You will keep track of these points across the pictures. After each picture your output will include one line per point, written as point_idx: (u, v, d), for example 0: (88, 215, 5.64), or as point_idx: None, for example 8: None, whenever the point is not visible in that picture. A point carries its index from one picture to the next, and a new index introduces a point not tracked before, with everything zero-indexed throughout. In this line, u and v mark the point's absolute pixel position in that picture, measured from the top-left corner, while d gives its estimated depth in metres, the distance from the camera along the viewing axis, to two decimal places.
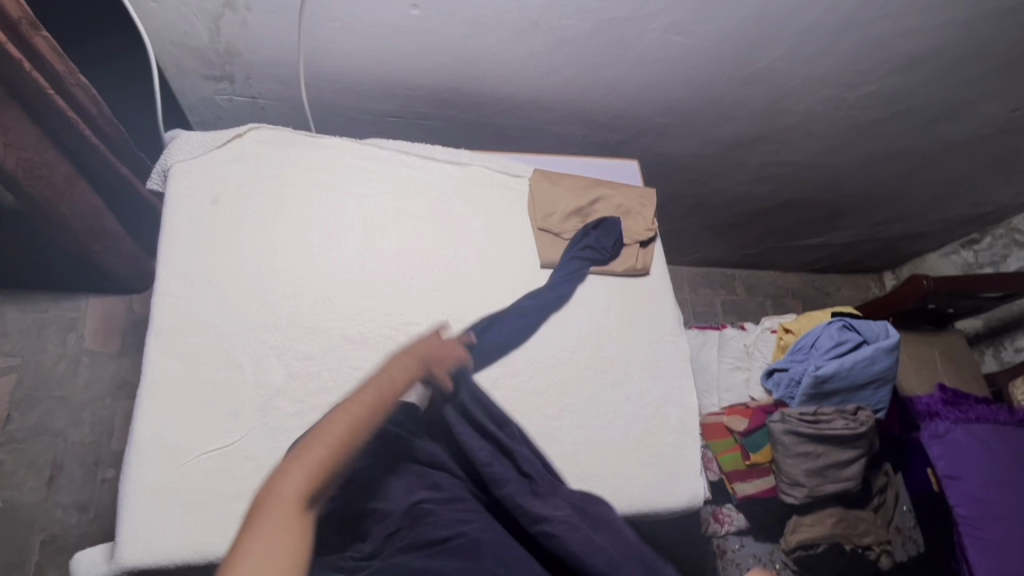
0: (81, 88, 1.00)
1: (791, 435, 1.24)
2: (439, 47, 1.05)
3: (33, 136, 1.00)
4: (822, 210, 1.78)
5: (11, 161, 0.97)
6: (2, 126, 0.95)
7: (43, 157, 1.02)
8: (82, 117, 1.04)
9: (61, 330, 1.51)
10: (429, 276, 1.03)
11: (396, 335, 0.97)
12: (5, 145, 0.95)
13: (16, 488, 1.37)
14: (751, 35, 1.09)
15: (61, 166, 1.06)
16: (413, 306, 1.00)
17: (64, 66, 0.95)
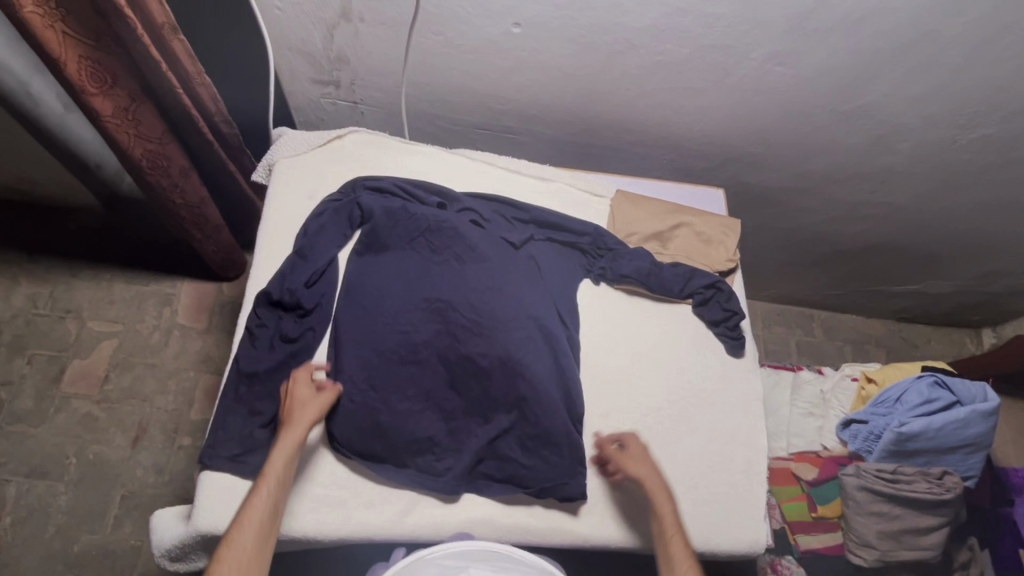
0: (203, 86, 1.08)
1: (866, 491, 1.18)
2: (533, 64, 1.07)
3: (159, 129, 1.11)
4: (915, 256, 1.67)
5: (136, 150, 1.10)
6: (135, 118, 1.07)
7: (165, 149, 1.14)
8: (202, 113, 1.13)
9: (158, 303, 1.74)
10: None
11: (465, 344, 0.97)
12: (133, 136, 1.08)
13: (105, 443, 1.58)
14: (858, 71, 1.05)
15: (179, 159, 1.18)
16: None
17: (193, 67, 1.04)
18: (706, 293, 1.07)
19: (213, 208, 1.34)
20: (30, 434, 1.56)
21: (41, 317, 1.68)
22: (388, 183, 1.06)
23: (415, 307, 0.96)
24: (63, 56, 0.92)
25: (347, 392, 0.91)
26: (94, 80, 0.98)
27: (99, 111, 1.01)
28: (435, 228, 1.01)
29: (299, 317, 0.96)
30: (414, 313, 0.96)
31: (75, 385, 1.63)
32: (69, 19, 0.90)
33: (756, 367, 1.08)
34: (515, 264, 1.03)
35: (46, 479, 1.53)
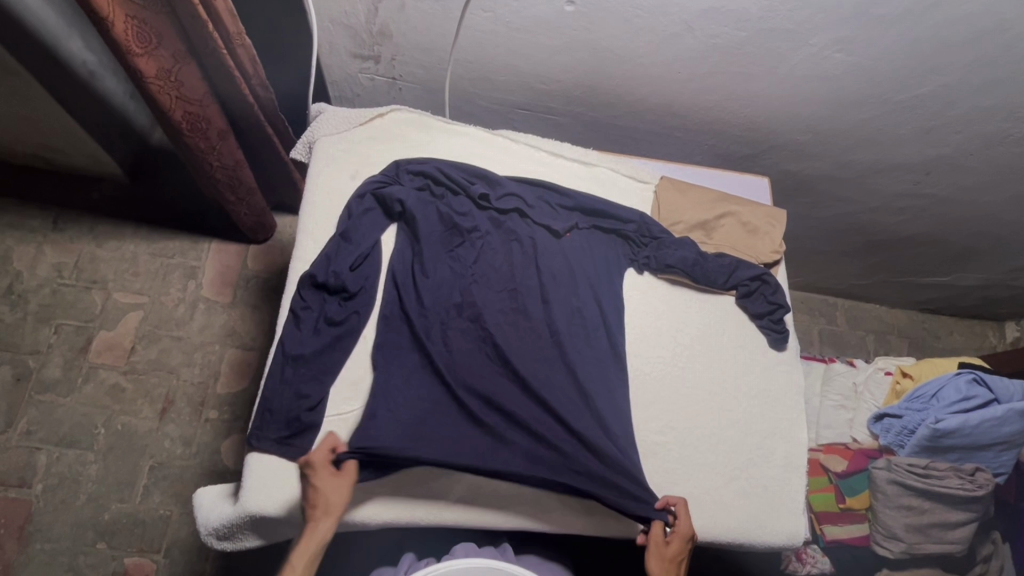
0: (246, 48, 1.05)
1: (895, 485, 1.19)
2: (584, 44, 1.04)
3: (200, 91, 1.09)
4: (949, 249, 1.65)
5: (177, 113, 1.08)
6: (177, 80, 1.04)
7: (206, 111, 1.12)
8: (243, 75, 1.10)
9: (183, 276, 1.73)
10: (547, 275, 1.01)
11: (508, 336, 0.96)
12: (176, 98, 1.05)
13: (133, 414, 1.59)
14: (920, 60, 1.01)
15: (218, 122, 1.16)
16: (532, 307, 0.99)
17: (235, 28, 1.00)
18: (752, 285, 1.06)
19: (248, 171, 1.33)
20: (59, 403, 1.57)
21: (66, 287, 1.67)
22: (430, 167, 1.03)
23: (456, 301, 0.97)
24: (111, 15, 0.89)
25: (392, 383, 0.90)
26: (139, 40, 0.94)
27: (143, 72, 0.98)
28: (472, 228, 1.01)
29: (344, 300, 0.95)
30: (453, 305, 0.97)
31: (102, 356, 1.63)
32: None
33: (797, 360, 1.07)
34: (562, 255, 1.03)
35: (75, 448, 1.54)
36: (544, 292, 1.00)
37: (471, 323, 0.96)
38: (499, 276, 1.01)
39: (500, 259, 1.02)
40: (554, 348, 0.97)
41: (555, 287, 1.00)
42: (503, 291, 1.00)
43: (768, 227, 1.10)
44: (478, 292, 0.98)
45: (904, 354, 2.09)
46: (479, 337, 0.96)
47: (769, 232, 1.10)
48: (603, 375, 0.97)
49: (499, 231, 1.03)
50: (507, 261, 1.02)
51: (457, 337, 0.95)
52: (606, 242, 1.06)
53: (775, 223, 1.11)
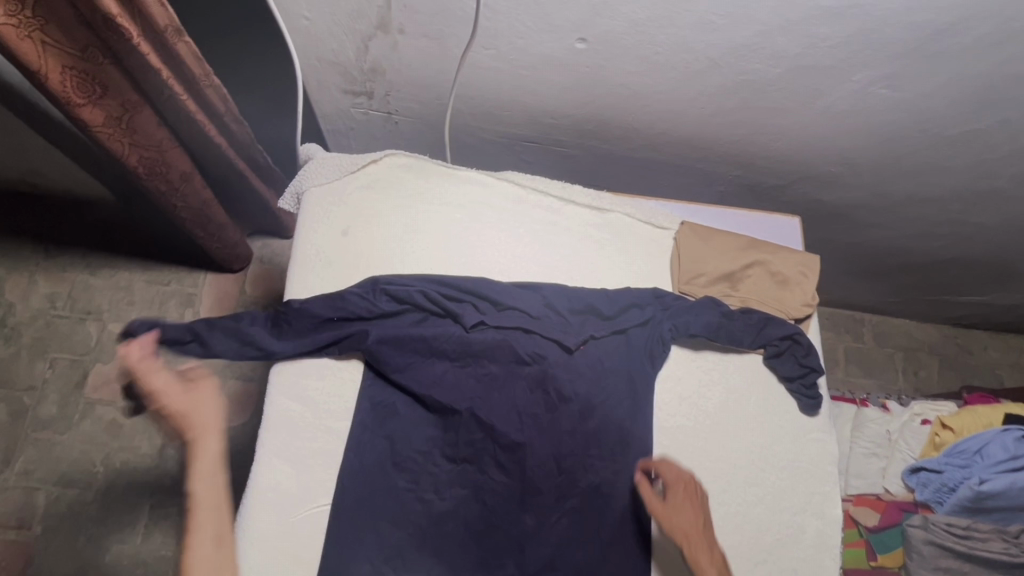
0: (212, 89, 0.98)
1: (933, 546, 1.10)
2: (597, 80, 0.93)
3: (159, 135, 1.02)
4: (991, 271, 1.53)
5: (132, 159, 1.02)
6: (130, 127, 0.98)
7: (167, 155, 1.06)
8: (210, 117, 1.03)
9: (180, 304, 1.67)
10: (550, 401, 0.91)
11: (506, 479, 0.87)
12: (128, 144, 0.99)
13: (132, 451, 1.55)
14: (981, 96, 0.89)
15: (182, 164, 1.10)
16: (533, 443, 0.88)
17: (200, 69, 0.93)
18: (781, 346, 0.97)
19: (219, 208, 1.27)
20: (56, 441, 1.53)
21: (61, 319, 1.62)
22: (413, 291, 0.90)
23: (448, 445, 0.87)
24: (43, 67, 0.82)
25: (376, 536, 0.82)
26: (81, 90, 0.89)
27: (88, 121, 0.92)
28: (466, 355, 0.90)
29: (333, 375, 0.88)
30: (445, 449, 0.87)
31: (99, 391, 1.58)
32: (50, 28, 0.80)
33: (829, 424, 0.98)
34: (570, 377, 0.92)
35: (74, 487, 1.50)
36: (547, 426, 0.90)
37: (464, 467, 0.87)
38: (500, 410, 0.89)
39: (497, 388, 0.90)
40: (561, 488, 0.87)
41: (560, 416, 0.90)
42: (503, 429, 0.88)
43: (802, 278, 1.00)
44: (470, 431, 0.88)
45: (934, 372, 1.99)
46: (475, 487, 0.86)
47: (803, 284, 1.00)
48: (620, 519, 0.87)
49: (497, 356, 0.91)
50: (506, 390, 0.90)
51: (452, 491, 0.86)
52: (627, 348, 0.94)
53: (809, 272, 1.01)
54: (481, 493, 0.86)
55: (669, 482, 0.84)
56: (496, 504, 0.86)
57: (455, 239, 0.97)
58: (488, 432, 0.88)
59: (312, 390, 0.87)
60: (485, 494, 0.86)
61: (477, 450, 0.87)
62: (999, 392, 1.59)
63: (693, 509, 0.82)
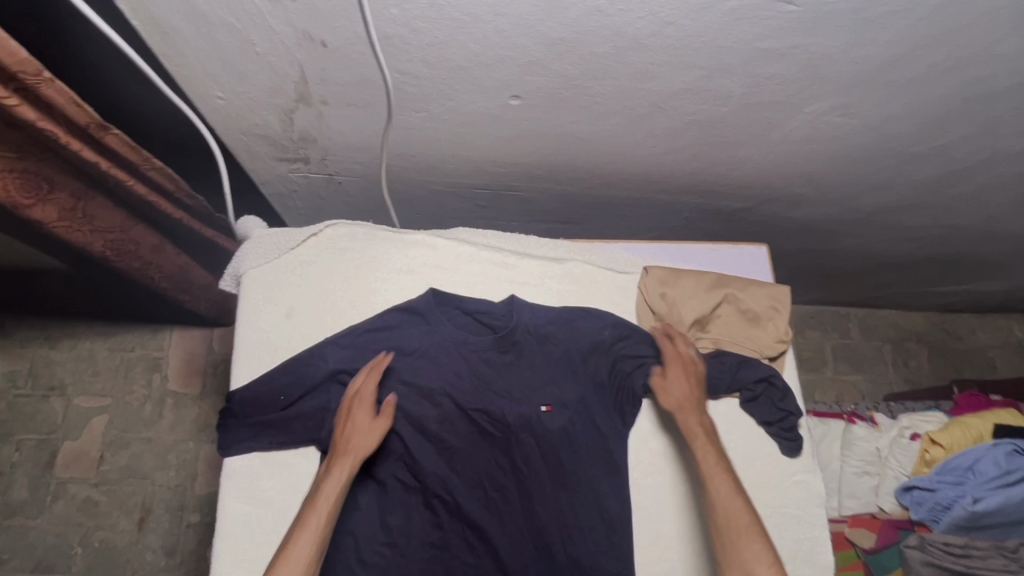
0: (155, 170, 0.89)
1: (933, 568, 1.05)
2: (541, 130, 0.88)
3: (118, 217, 0.92)
4: (973, 264, 1.50)
5: (96, 245, 0.91)
6: (87, 215, 0.86)
7: (130, 234, 0.95)
8: (162, 195, 0.93)
9: (146, 370, 1.60)
10: (517, 470, 0.86)
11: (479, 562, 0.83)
12: (89, 232, 0.88)
13: (110, 528, 1.50)
14: (940, 116, 0.85)
15: (149, 239, 1.00)
16: (504, 516, 0.84)
17: (137, 156, 0.84)
18: (756, 390, 0.93)
19: (199, 269, 1.17)
20: (30, 526, 1.49)
21: (24, 398, 1.57)
22: None
23: (416, 527, 0.83)
24: None
25: None
26: (27, 190, 0.76)
27: (42, 221, 0.81)
28: (425, 431, 0.86)
29: (287, 469, 0.84)
30: (414, 532, 0.83)
31: (71, 469, 1.53)
32: None
33: (814, 463, 0.94)
34: (538, 441, 0.87)
35: (53, 573, 1.46)
36: (519, 496, 0.85)
37: (434, 548, 0.83)
38: (467, 483, 0.85)
39: (461, 459, 0.86)
40: (540, 562, 0.83)
41: (531, 482, 0.85)
42: (471, 502, 0.84)
43: (774, 314, 0.96)
44: (437, 509, 0.84)
45: (925, 362, 1.96)
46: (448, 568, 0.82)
47: (776, 320, 0.96)
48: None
49: (456, 425, 0.87)
50: (472, 460, 0.86)
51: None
52: (603, 406, 0.90)
53: (780, 306, 0.97)
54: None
55: (671, 384, 0.89)
56: None
57: None
58: (457, 507, 0.84)
59: (264, 490, 0.83)
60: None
61: (447, 527, 0.84)
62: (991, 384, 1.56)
63: (699, 407, 0.87)
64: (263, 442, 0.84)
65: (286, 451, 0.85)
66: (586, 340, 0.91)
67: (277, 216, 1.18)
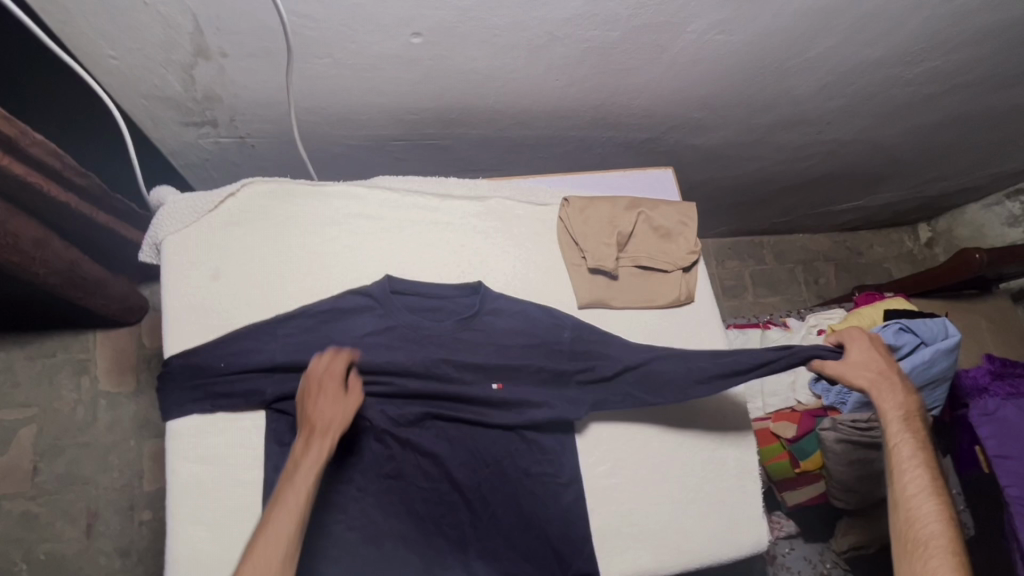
0: (35, 146, 0.85)
1: (843, 443, 1.19)
2: (447, 70, 0.91)
3: None
4: (860, 178, 1.65)
5: None
6: None
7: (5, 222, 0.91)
8: (42, 173, 0.89)
9: (73, 374, 1.52)
10: (461, 397, 0.90)
11: (433, 485, 0.87)
12: None
13: (56, 539, 1.43)
14: (805, 29, 0.94)
15: (27, 231, 0.95)
16: (453, 440, 0.89)
17: (15, 130, 0.80)
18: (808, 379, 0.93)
19: (89, 264, 1.11)
20: None
21: None
22: (305, 330, 0.87)
23: (372, 461, 0.86)
24: None
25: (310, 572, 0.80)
26: None
27: None
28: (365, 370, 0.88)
29: (234, 426, 0.85)
30: (371, 466, 0.86)
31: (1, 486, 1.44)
32: None
33: None
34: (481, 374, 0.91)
35: None
36: (468, 422, 0.90)
37: (389, 479, 0.86)
38: (418, 415, 0.89)
39: (407, 397, 0.89)
40: (494, 476, 0.89)
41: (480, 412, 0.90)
42: (424, 436, 0.89)
43: (686, 227, 1.04)
44: (388, 445, 0.87)
45: (832, 278, 2.14)
46: (407, 493, 0.87)
47: (687, 233, 1.04)
48: (550, 496, 0.89)
49: (404, 365, 0.89)
50: (418, 395, 0.89)
51: (378, 509, 0.85)
52: (537, 327, 0.95)
53: (689, 219, 1.05)
54: (413, 501, 0.86)
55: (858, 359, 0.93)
56: (429, 507, 0.87)
57: (334, 258, 0.94)
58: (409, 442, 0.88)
59: (213, 448, 0.83)
60: (416, 502, 0.86)
61: (401, 458, 0.87)
62: (886, 285, 1.74)
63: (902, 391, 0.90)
64: (206, 401, 0.84)
65: (229, 410, 0.85)
66: (537, 326, 0.95)
67: (191, 188, 1.15)
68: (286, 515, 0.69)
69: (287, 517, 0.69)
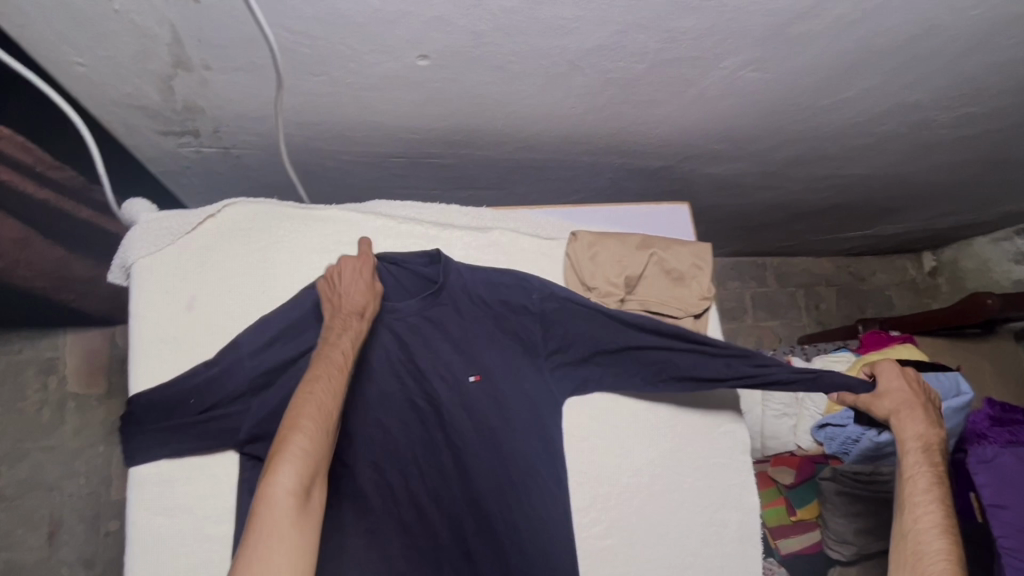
0: None
1: (842, 495, 1.17)
2: (454, 93, 0.83)
3: None
4: (873, 209, 1.59)
5: None
6: None
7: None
8: None
9: (39, 373, 1.36)
10: (449, 447, 0.85)
11: (417, 541, 0.82)
12: None
13: (16, 548, 1.31)
14: (846, 69, 0.87)
15: (10, 231, 0.86)
16: (439, 492, 0.84)
17: None
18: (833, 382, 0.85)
19: (79, 262, 1.01)
20: None
21: None
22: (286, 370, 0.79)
23: (352, 516, 0.81)
24: None
25: None
26: None
27: None
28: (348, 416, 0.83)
29: (204, 473, 0.78)
30: (353, 523, 0.81)
31: None
32: None
33: (741, 411, 0.96)
34: (471, 422, 0.86)
35: None
36: (454, 472, 0.85)
37: (369, 531, 0.81)
38: (402, 463, 0.84)
39: (390, 442, 0.84)
40: (481, 531, 0.83)
41: (466, 460, 0.85)
42: (408, 490, 0.83)
43: (701, 270, 0.98)
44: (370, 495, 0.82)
45: (832, 304, 2.10)
46: (387, 549, 0.81)
47: (701, 278, 0.97)
48: (540, 559, 0.82)
49: (390, 405, 0.85)
50: (402, 441, 0.85)
51: (355, 568, 0.79)
52: (533, 374, 0.88)
53: (704, 262, 0.98)
54: (393, 558, 0.80)
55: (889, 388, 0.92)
56: (410, 564, 0.81)
57: None
58: (391, 493, 0.83)
59: (181, 498, 0.77)
60: (396, 559, 0.80)
61: (383, 510, 0.82)
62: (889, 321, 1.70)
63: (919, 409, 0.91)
64: (175, 446, 0.77)
65: (201, 455, 0.78)
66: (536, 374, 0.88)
67: (169, 194, 1.06)
68: (292, 459, 0.65)
69: (295, 462, 0.65)
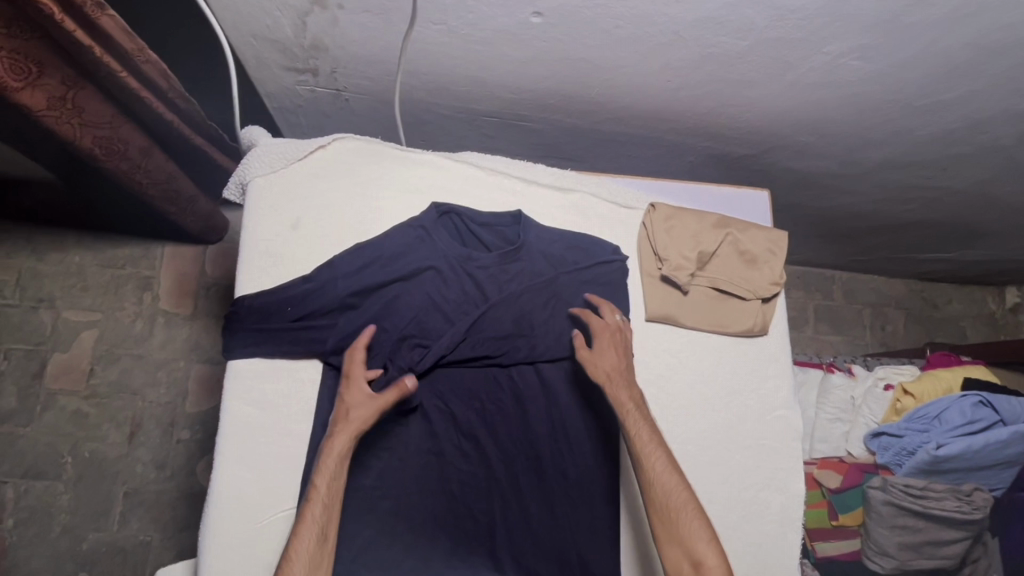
0: (151, 63, 0.84)
1: (890, 506, 1.13)
2: (557, 55, 0.87)
3: (107, 112, 0.88)
4: (958, 230, 1.54)
5: (85, 139, 0.88)
6: (76, 106, 0.83)
7: (118, 133, 0.91)
8: (154, 90, 0.89)
9: (137, 288, 1.48)
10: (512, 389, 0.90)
11: (471, 472, 0.87)
12: (78, 126, 0.85)
13: (100, 440, 1.40)
14: (956, 66, 0.86)
15: (137, 140, 0.96)
16: (496, 432, 0.88)
17: (133, 44, 0.79)
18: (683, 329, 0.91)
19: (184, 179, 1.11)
20: (19, 434, 1.39)
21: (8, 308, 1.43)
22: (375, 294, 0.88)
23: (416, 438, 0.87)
24: None
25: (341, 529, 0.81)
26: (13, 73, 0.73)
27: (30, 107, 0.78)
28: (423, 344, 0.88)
29: (291, 375, 0.86)
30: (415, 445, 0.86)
31: (60, 381, 1.42)
32: None
33: (795, 402, 0.98)
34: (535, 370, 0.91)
35: (43, 480, 1.37)
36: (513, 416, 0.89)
37: (429, 456, 0.87)
38: (467, 401, 0.89)
39: (459, 378, 0.89)
40: (531, 475, 0.87)
41: (527, 407, 0.89)
42: (467, 425, 0.88)
43: (774, 256, 0.99)
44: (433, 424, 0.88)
45: (899, 327, 2.03)
46: (442, 477, 0.86)
47: (773, 262, 0.99)
48: (582, 501, 0.87)
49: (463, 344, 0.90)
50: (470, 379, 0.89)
51: (413, 483, 0.85)
52: None
53: (778, 248, 1.00)
54: (447, 484, 0.86)
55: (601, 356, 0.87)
56: (461, 494, 0.86)
57: None
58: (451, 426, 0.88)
59: (267, 394, 0.85)
60: (450, 486, 0.86)
61: (443, 440, 0.87)
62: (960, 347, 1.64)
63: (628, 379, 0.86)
64: (268, 347, 0.85)
65: (290, 359, 0.86)
66: None
67: (277, 130, 1.15)
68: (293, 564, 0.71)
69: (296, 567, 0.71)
